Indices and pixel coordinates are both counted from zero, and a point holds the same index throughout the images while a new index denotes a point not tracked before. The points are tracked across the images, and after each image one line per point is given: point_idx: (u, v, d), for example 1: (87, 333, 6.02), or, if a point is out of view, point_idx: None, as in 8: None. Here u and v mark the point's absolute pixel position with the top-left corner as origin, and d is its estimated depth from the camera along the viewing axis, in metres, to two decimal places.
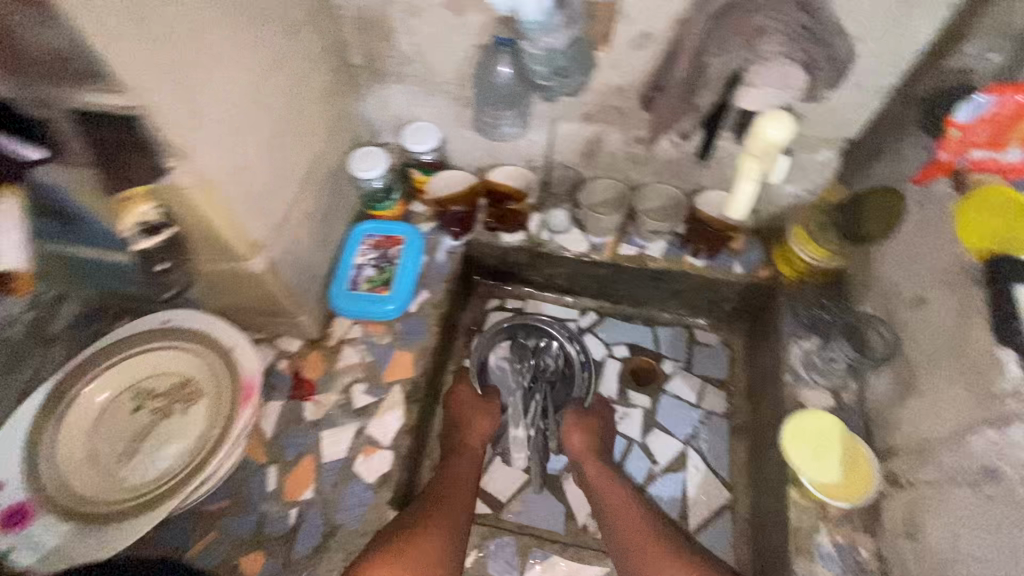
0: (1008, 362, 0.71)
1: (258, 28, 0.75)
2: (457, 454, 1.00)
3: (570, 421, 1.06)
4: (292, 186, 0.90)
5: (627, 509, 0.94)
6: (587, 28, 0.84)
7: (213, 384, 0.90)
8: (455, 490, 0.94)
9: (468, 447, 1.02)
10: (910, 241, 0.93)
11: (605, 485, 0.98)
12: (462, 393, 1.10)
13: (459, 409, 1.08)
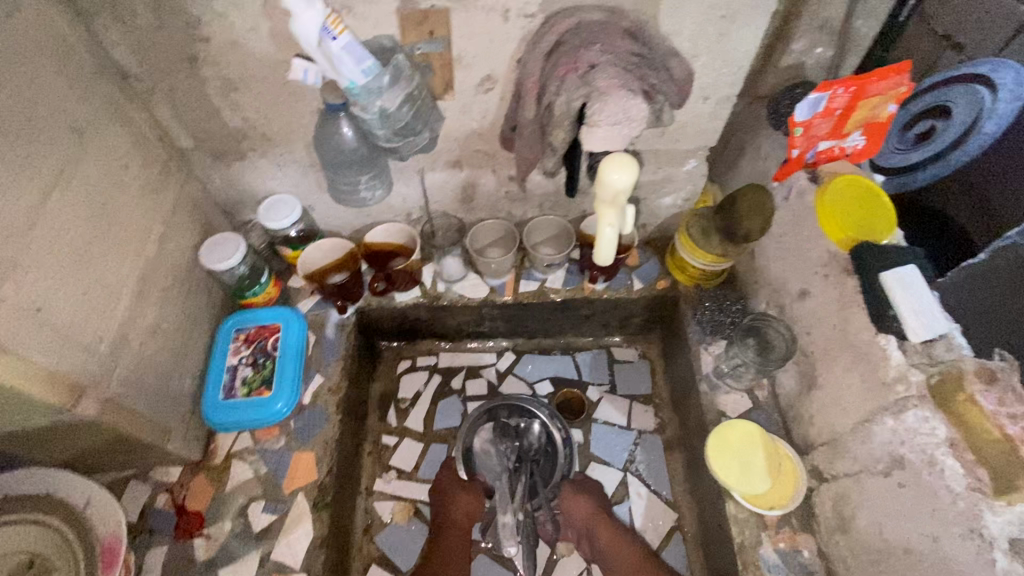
0: (889, 349, 0.74)
1: (19, 140, 0.63)
2: (448, 536, 0.99)
3: (569, 493, 1.03)
4: (123, 305, 0.78)
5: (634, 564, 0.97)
6: (424, 81, 0.80)
7: (65, 558, 0.75)
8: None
9: (457, 527, 1.00)
10: (787, 236, 0.96)
11: (613, 541, 0.99)
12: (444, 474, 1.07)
13: (442, 488, 1.05)
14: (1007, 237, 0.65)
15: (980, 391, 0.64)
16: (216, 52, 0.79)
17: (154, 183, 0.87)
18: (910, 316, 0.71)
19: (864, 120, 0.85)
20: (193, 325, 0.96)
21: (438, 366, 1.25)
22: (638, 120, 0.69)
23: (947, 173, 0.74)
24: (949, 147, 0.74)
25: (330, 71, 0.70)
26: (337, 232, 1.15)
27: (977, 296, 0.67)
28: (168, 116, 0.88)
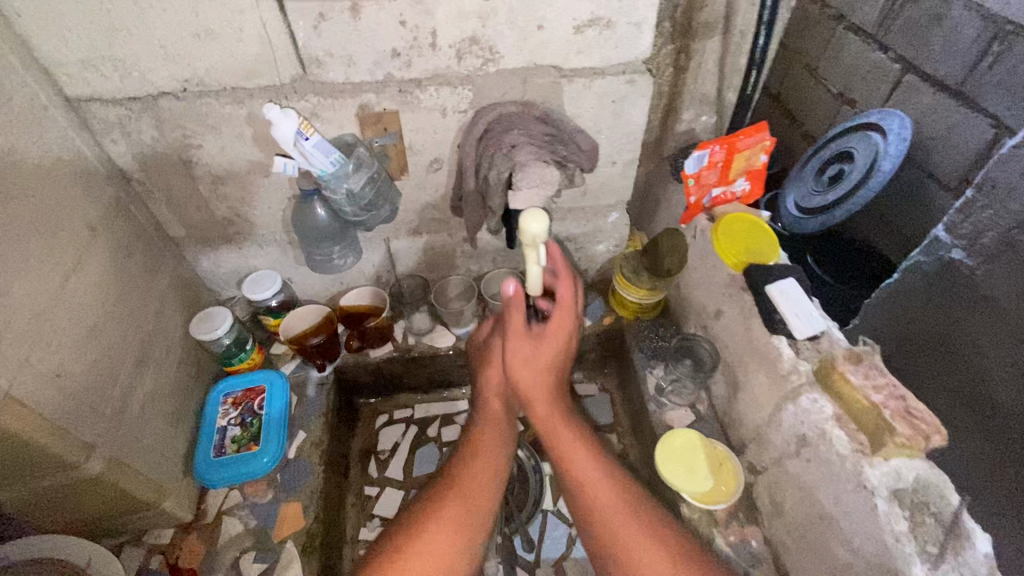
0: (783, 348, 0.90)
1: (46, 238, 0.76)
2: (484, 392, 0.87)
3: (542, 304, 0.90)
4: (125, 373, 0.89)
5: (596, 482, 0.77)
6: (382, 166, 0.98)
7: None
8: (487, 411, 0.85)
9: (492, 380, 0.87)
10: (698, 267, 1.13)
11: (545, 411, 0.81)
12: (474, 330, 0.99)
13: (476, 347, 0.94)
14: (913, 256, 0.86)
15: (850, 369, 0.81)
16: (208, 156, 0.95)
17: (151, 267, 1.01)
18: (793, 318, 0.89)
19: (744, 169, 1.08)
20: (185, 392, 1.06)
21: (414, 417, 1.34)
22: (553, 182, 0.89)
23: (855, 208, 0.95)
24: (852, 188, 0.96)
25: (304, 163, 0.87)
26: (315, 300, 1.29)
27: (897, 313, 0.89)
28: (164, 210, 1.03)
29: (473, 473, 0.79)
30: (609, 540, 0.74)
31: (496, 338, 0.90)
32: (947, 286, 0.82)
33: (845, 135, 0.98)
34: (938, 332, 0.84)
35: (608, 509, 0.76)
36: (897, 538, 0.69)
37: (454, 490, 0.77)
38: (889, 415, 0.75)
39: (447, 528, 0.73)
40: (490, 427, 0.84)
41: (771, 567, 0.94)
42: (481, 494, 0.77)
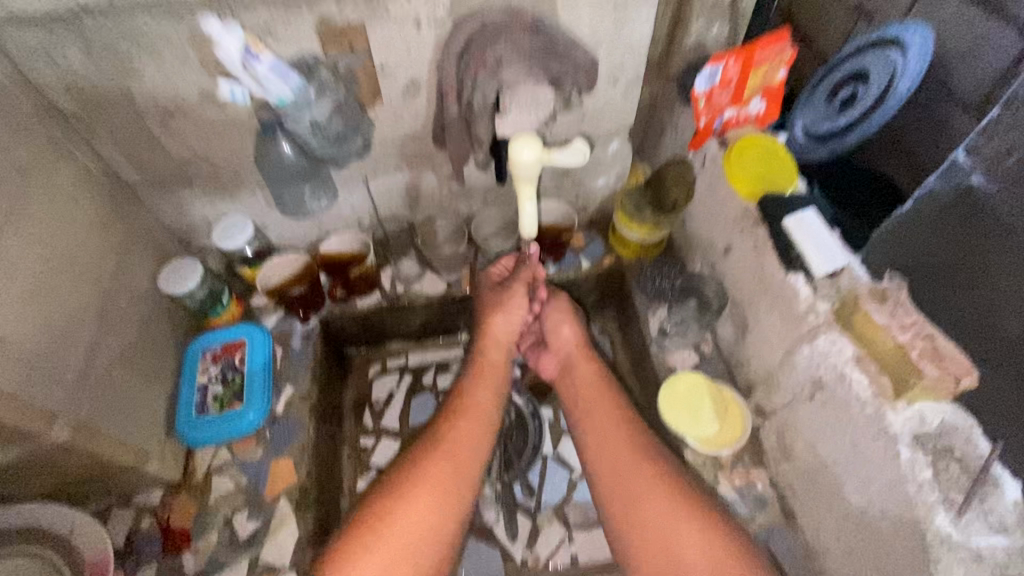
0: (800, 287, 0.82)
1: None
2: (479, 378, 0.97)
3: (555, 312, 1.08)
4: (84, 334, 0.82)
5: (608, 429, 0.92)
6: (350, 92, 0.87)
7: None
8: (474, 389, 0.95)
9: (489, 361, 1.00)
10: (707, 199, 1.04)
11: (589, 386, 0.99)
12: (485, 291, 1.07)
13: (482, 313, 1.04)
14: (927, 184, 0.67)
15: (873, 307, 0.73)
16: (151, 86, 0.83)
17: (105, 217, 0.91)
18: (813, 253, 0.80)
19: (761, 87, 0.93)
20: (159, 350, 1.00)
21: (408, 366, 1.29)
22: (546, 104, 0.81)
23: (871, 132, 0.77)
24: (869, 109, 0.77)
25: (258, 90, 0.78)
26: (293, 247, 1.20)
27: (910, 246, 0.70)
28: (113, 151, 0.92)
29: (457, 435, 0.88)
30: (612, 487, 0.86)
31: (499, 312, 1.02)
32: (967, 217, 0.63)
33: (853, 44, 0.78)
34: (943, 261, 0.67)
35: (611, 456, 0.89)
36: (920, 487, 0.66)
37: (440, 449, 0.86)
38: (915, 356, 0.68)
39: (431, 485, 0.83)
40: (477, 398, 0.94)
41: (776, 508, 0.92)
42: (464, 453, 0.87)
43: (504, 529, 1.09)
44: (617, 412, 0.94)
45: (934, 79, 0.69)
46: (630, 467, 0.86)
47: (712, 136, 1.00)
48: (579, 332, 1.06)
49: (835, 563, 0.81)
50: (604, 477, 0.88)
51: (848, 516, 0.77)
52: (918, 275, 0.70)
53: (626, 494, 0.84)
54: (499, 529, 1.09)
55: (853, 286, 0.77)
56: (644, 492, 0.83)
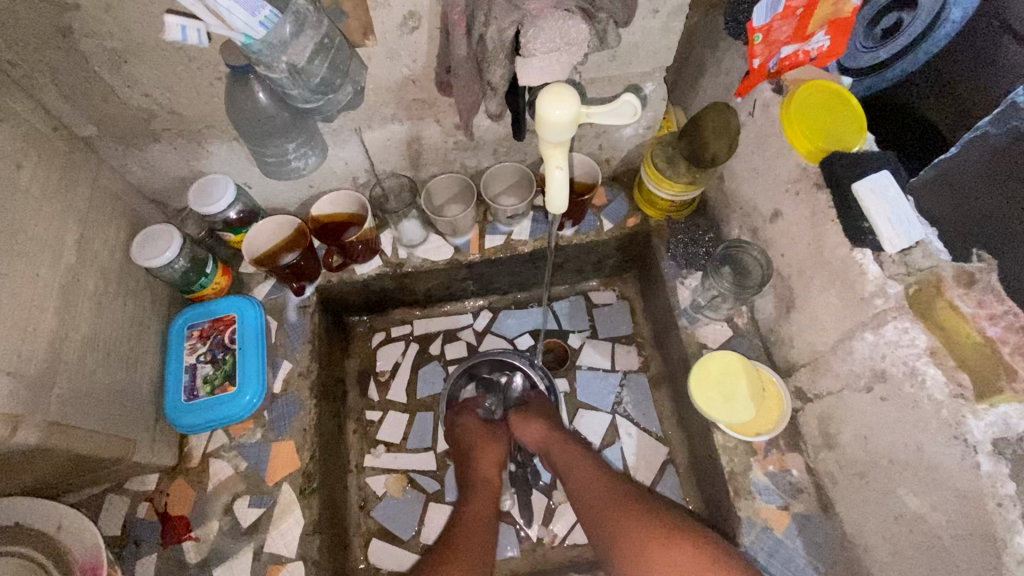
0: (866, 263, 0.72)
1: None
2: (479, 491, 0.92)
3: (518, 417, 1.01)
4: (46, 320, 0.72)
5: (595, 489, 0.88)
6: (335, 26, 0.71)
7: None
8: (474, 500, 0.90)
9: (485, 480, 0.93)
10: (754, 154, 0.90)
11: (566, 456, 0.94)
12: (470, 423, 1.01)
13: (465, 440, 0.98)
14: (980, 125, 0.59)
15: (958, 295, 0.63)
16: (92, 20, 0.68)
17: (60, 181, 0.78)
18: (885, 226, 0.69)
19: (828, 17, 0.76)
20: (137, 329, 0.90)
21: (414, 334, 1.20)
22: (579, 41, 0.66)
23: (916, 68, 0.66)
24: (918, 37, 0.65)
25: (219, 26, 0.62)
26: (282, 208, 1.07)
27: (957, 193, 0.62)
28: (59, 102, 0.78)
29: (474, 540, 0.83)
30: (620, 546, 0.80)
31: (489, 443, 0.98)
32: (1016, 167, 0.55)
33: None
34: (986, 214, 0.59)
35: (605, 507, 0.85)
36: (1000, 503, 0.59)
37: (458, 553, 0.81)
38: (1007, 353, 0.58)
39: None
40: (478, 507, 0.89)
41: (813, 498, 0.85)
42: (481, 552, 0.82)
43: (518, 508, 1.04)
44: (600, 472, 0.90)
45: (991, 7, 0.57)
46: (620, 517, 0.83)
47: (764, 79, 0.87)
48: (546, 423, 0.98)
49: (876, 560, 0.75)
50: (619, 530, 0.82)
51: (901, 518, 0.70)
52: (959, 224, 0.63)
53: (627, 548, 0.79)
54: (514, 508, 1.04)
55: (934, 267, 0.66)
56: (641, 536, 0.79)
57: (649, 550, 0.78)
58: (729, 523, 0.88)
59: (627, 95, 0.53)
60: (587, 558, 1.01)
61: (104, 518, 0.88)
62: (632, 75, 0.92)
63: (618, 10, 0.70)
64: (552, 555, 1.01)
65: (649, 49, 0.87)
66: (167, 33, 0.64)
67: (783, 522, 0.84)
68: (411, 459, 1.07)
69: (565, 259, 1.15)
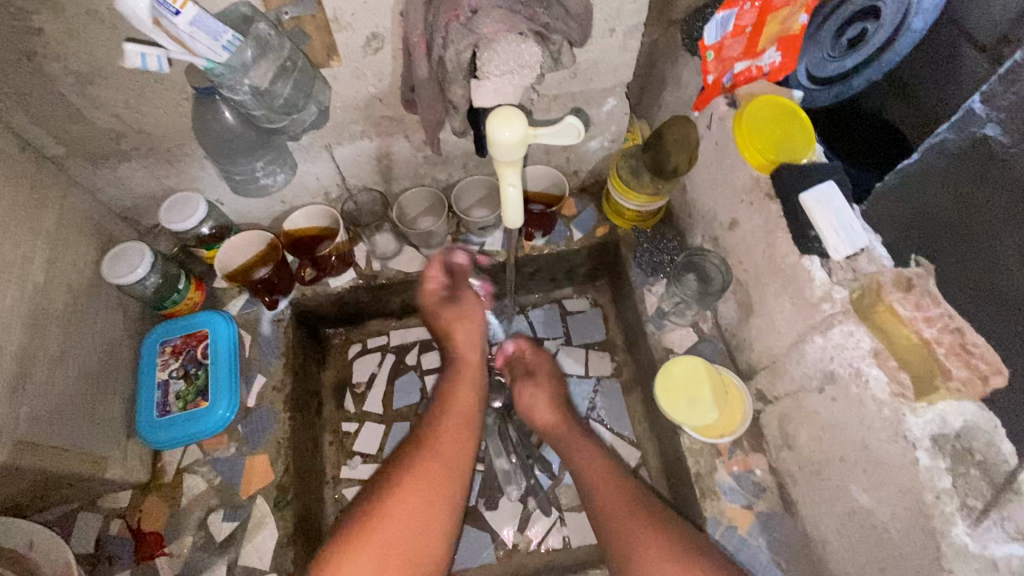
0: (814, 271, 0.75)
1: None
2: (459, 383, 0.88)
3: (526, 389, 0.99)
4: (14, 338, 0.73)
5: (606, 480, 0.84)
6: (296, 50, 0.74)
7: None
8: (455, 399, 0.86)
9: (468, 369, 0.90)
10: (713, 166, 0.94)
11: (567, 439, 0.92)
12: (430, 300, 0.95)
13: (445, 323, 0.94)
14: (940, 133, 0.66)
15: (897, 299, 0.66)
16: (56, 44, 0.70)
17: (28, 201, 0.79)
18: (830, 234, 0.72)
19: (777, 35, 0.82)
20: (108, 346, 0.91)
21: (390, 345, 1.21)
22: (531, 65, 0.70)
23: (881, 76, 0.75)
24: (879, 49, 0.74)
25: (180, 52, 0.64)
26: (255, 223, 1.09)
27: (913, 203, 0.69)
28: (25, 123, 0.78)
29: (441, 449, 0.79)
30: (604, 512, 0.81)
31: (461, 323, 0.93)
32: (978, 173, 0.62)
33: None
34: (945, 219, 0.66)
35: (612, 497, 0.82)
36: (938, 497, 0.62)
37: (428, 452, 0.79)
38: (941, 353, 0.62)
39: (422, 483, 0.75)
40: (461, 402, 0.85)
41: (775, 496, 0.88)
42: (452, 452, 0.79)
43: (496, 513, 1.05)
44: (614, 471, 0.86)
45: (947, 17, 0.68)
46: (632, 516, 0.79)
47: (720, 93, 0.89)
48: (556, 410, 0.96)
49: (833, 554, 0.78)
50: (593, 486, 0.85)
51: (853, 513, 0.73)
52: (916, 232, 0.69)
53: (615, 511, 0.80)
54: (488, 513, 1.05)
55: (876, 273, 0.70)
56: (621, 510, 0.80)
57: (648, 533, 0.77)
58: (696, 523, 0.90)
59: (571, 117, 0.56)
60: (562, 562, 1.02)
61: (76, 536, 0.88)
62: (594, 91, 0.95)
63: (573, 30, 0.73)
64: (527, 560, 1.02)
65: (608, 66, 0.90)
66: (126, 60, 0.65)
67: (746, 520, 0.87)
68: None
69: (537, 269, 1.18)
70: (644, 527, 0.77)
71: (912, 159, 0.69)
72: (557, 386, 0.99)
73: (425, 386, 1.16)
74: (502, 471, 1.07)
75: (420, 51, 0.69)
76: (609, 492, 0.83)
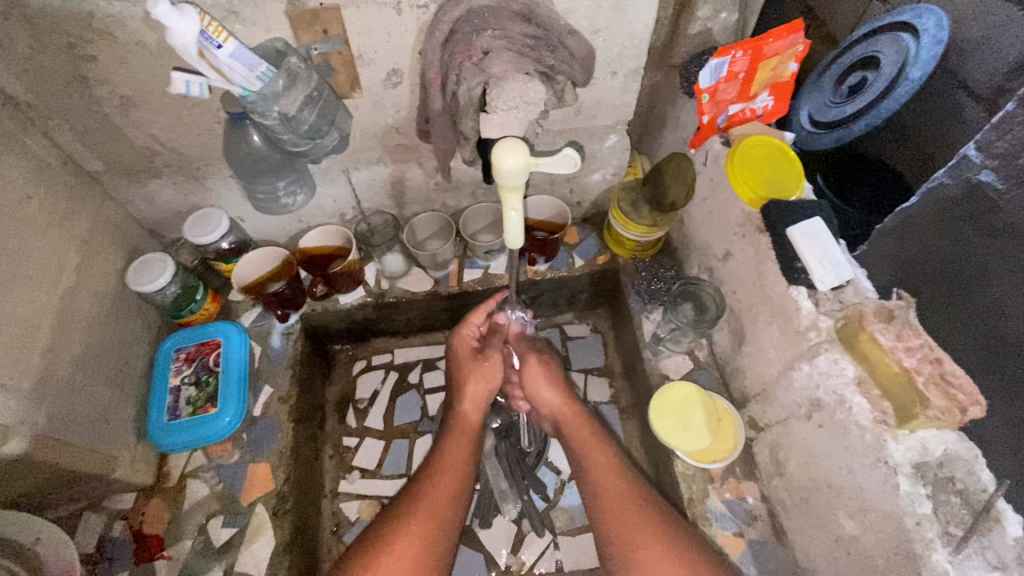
0: (801, 300, 0.78)
1: None
2: (455, 440, 0.92)
3: (535, 367, 0.98)
4: (42, 338, 0.77)
5: (607, 481, 0.87)
6: (321, 83, 0.80)
7: None
8: (452, 447, 0.91)
9: (466, 420, 0.94)
10: (708, 199, 0.99)
11: (573, 427, 0.94)
12: (461, 347, 1.00)
13: (458, 375, 0.98)
14: (935, 177, 0.66)
15: (878, 329, 0.70)
16: (106, 70, 0.77)
17: (64, 210, 0.85)
18: (816, 266, 0.76)
19: (769, 81, 0.91)
20: (126, 350, 0.95)
21: (394, 362, 1.24)
22: (535, 101, 0.74)
23: (878, 122, 0.77)
24: (878, 97, 0.77)
25: (220, 81, 0.71)
26: (272, 240, 1.15)
27: (912, 245, 0.70)
28: (72, 142, 0.86)
29: (437, 495, 0.84)
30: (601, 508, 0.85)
31: (475, 378, 0.96)
32: (972, 217, 0.62)
33: (895, 14, 0.76)
34: (946, 260, 0.66)
35: (614, 509, 0.84)
36: (919, 522, 0.63)
37: (420, 510, 0.82)
38: (921, 382, 0.65)
39: (412, 542, 0.79)
40: (453, 459, 0.89)
41: (767, 524, 0.89)
42: (442, 511, 0.83)
43: (490, 532, 1.06)
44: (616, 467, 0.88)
45: (945, 69, 0.69)
46: (630, 524, 0.81)
47: (715, 133, 0.96)
48: (561, 390, 0.97)
49: None
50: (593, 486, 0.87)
51: (840, 541, 0.74)
52: (919, 271, 0.70)
53: (614, 521, 0.83)
54: (482, 533, 1.06)
55: (859, 304, 0.73)
56: (620, 514, 0.83)
57: (649, 549, 0.78)
58: None
59: (569, 148, 0.60)
60: None
61: (79, 535, 0.90)
62: (597, 127, 1.01)
63: (576, 72, 0.80)
64: None
65: (610, 104, 0.97)
66: (171, 87, 0.70)
67: (737, 548, 0.87)
68: (384, 485, 1.10)
69: (540, 293, 1.22)
70: (640, 526, 0.81)
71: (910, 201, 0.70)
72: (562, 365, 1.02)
73: (426, 403, 1.18)
74: (501, 489, 1.07)
75: (436, 86, 0.76)
76: (613, 497, 0.85)
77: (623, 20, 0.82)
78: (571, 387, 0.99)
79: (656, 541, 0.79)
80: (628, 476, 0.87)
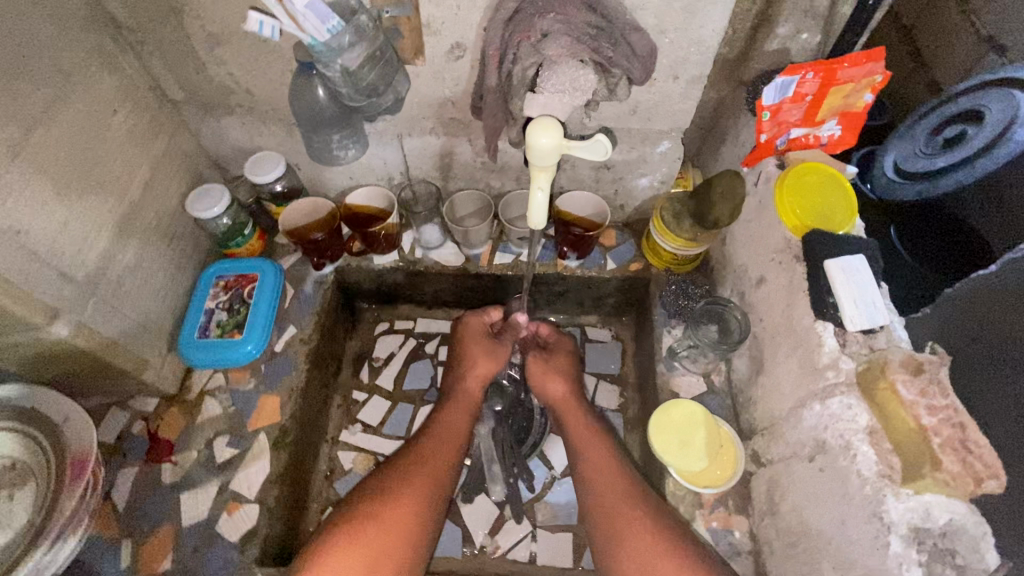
0: (825, 337, 0.75)
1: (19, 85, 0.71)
2: (455, 409, 0.94)
3: (538, 363, 0.99)
4: (102, 239, 0.85)
5: (610, 478, 0.85)
6: (386, 45, 0.84)
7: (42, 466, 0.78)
8: (451, 418, 0.93)
9: (470, 393, 0.96)
10: (753, 222, 0.95)
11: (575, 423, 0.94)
12: (473, 325, 1.02)
13: (465, 351, 1.00)
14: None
15: (902, 380, 0.65)
16: (199, 6, 0.83)
17: (143, 128, 0.93)
18: (849, 304, 0.73)
19: (839, 109, 0.86)
20: (175, 267, 1.03)
21: (414, 330, 1.28)
22: (585, 89, 0.76)
23: (970, 181, 0.71)
24: (973, 155, 0.71)
25: (292, 26, 0.74)
26: (322, 192, 1.20)
27: (982, 314, 0.66)
28: (160, 69, 0.94)
29: (436, 461, 0.86)
30: (602, 512, 0.83)
31: (484, 355, 0.98)
32: None
33: (1006, 72, 0.69)
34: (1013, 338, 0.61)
35: (612, 503, 0.83)
36: None
37: (418, 472, 0.84)
38: (936, 444, 0.60)
39: (409, 500, 0.81)
40: (452, 429, 0.91)
41: (750, 562, 0.85)
42: (439, 474, 0.85)
43: (473, 510, 1.07)
44: (613, 461, 0.88)
45: None
46: (625, 513, 0.81)
47: (772, 155, 0.92)
48: (568, 384, 0.97)
49: None
50: (593, 495, 0.85)
51: None
52: (983, 345, 0.64)
53: (609, 509, 0.82)
54: (465, 509, 1.07)
55: (886, 351, 0.69)
56: (620, 507, 0.82)
57: (639, 541, 0.78)
58: None
59: (603, 135, 0.61)
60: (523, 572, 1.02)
61: (104, 425, 0.98)
62: (651, 131, 1.00)
63: (634, 69, 0.80)
64: (490, 564, 1.03)
65: (666, 110, 0.95)
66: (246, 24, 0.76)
67: None
68: (383, 443, 1.14)
69: (566, 289, 1.22)
70: (634, 514, 0.81)
71: (990, 268, 0.67)
72: (571, 361, 1.01)
73: (436, 374, 1.21)
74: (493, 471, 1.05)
75: (493, 63, 0.78)
76: (611, 493, 0.84)
77: (692, 24, 0.81)
78: (575, 380, 0.99)
79: (649, 535, 0.78)
80: (630, 476, 0.86)
